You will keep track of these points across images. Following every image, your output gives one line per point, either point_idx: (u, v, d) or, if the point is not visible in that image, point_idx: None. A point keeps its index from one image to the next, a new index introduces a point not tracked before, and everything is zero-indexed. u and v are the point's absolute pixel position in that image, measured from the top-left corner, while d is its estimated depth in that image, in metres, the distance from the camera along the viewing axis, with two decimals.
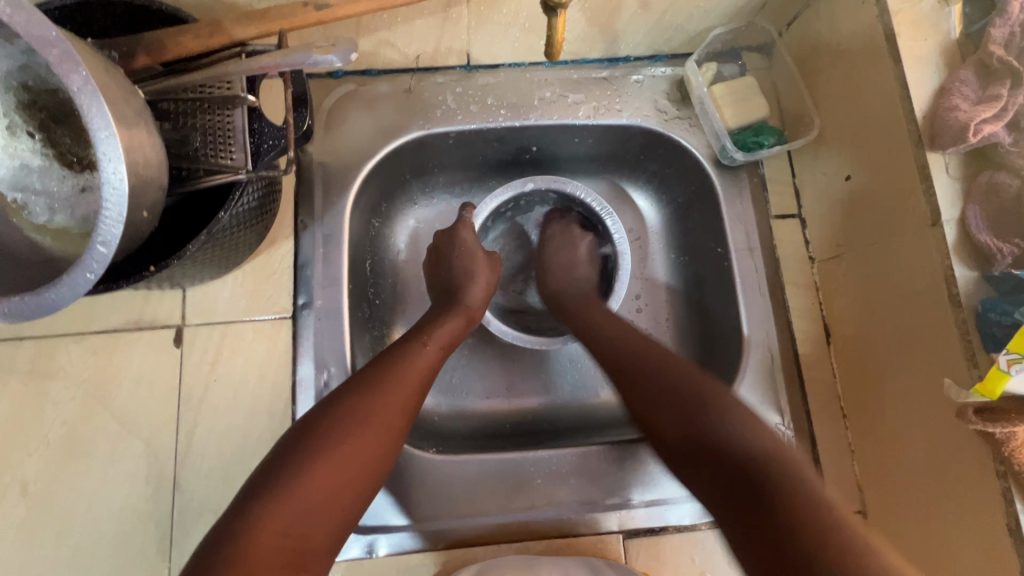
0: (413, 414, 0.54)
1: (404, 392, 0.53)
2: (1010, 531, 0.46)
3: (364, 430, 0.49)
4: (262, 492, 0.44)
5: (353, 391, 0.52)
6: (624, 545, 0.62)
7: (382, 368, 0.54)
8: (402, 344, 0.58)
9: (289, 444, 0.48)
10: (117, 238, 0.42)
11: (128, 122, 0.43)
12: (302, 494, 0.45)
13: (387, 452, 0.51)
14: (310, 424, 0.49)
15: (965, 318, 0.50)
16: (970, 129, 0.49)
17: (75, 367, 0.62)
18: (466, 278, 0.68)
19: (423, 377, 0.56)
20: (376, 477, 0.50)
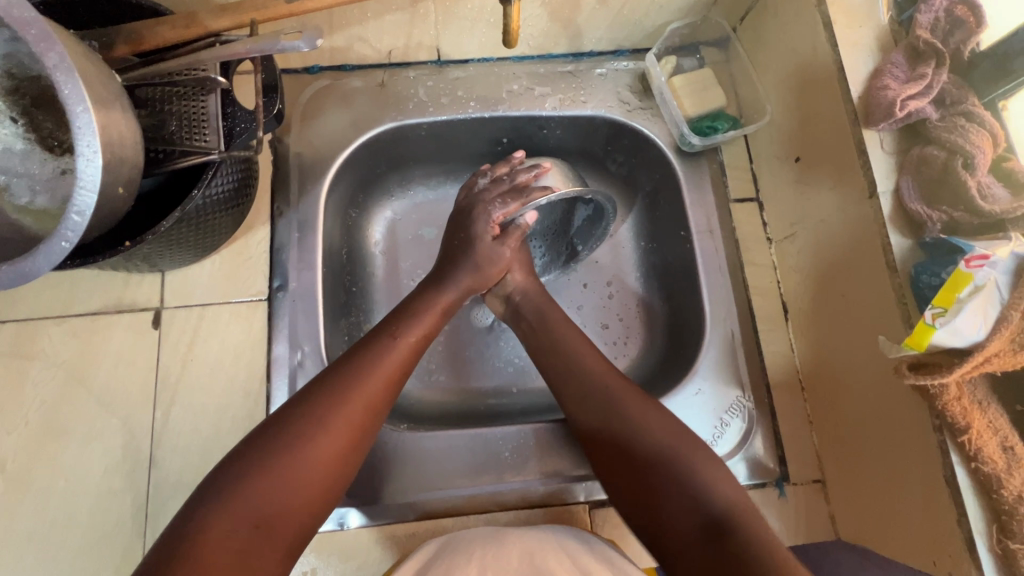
0: (380, 413, 0.55)
1: (368, 393, 0.54)
2: (947, 482, 0.49)
3: (325, 431, 0.51)
4: (217, 491, 0.46)
5: (315, 390, 0.53)
6: (591, 514, 0.65)
7: (348, 366, 0.55)
8: (373, 341, 0.59)
9: (251, 442, 0.50)
10: (92, 207, 0.44)
11: (106, 103, 0.46)
12: (257, 496, 0.47)
13: (351, 451, 0.52)
14: (271, 423, 0.51)
15: (901, 282, 0.53)
16: (898, 105, 0.53)
17: (55, 349, 0.64)
18: (457, 265, 0.68)
19: (391, 376, 0.57)
20: (340, 477, 0.52)
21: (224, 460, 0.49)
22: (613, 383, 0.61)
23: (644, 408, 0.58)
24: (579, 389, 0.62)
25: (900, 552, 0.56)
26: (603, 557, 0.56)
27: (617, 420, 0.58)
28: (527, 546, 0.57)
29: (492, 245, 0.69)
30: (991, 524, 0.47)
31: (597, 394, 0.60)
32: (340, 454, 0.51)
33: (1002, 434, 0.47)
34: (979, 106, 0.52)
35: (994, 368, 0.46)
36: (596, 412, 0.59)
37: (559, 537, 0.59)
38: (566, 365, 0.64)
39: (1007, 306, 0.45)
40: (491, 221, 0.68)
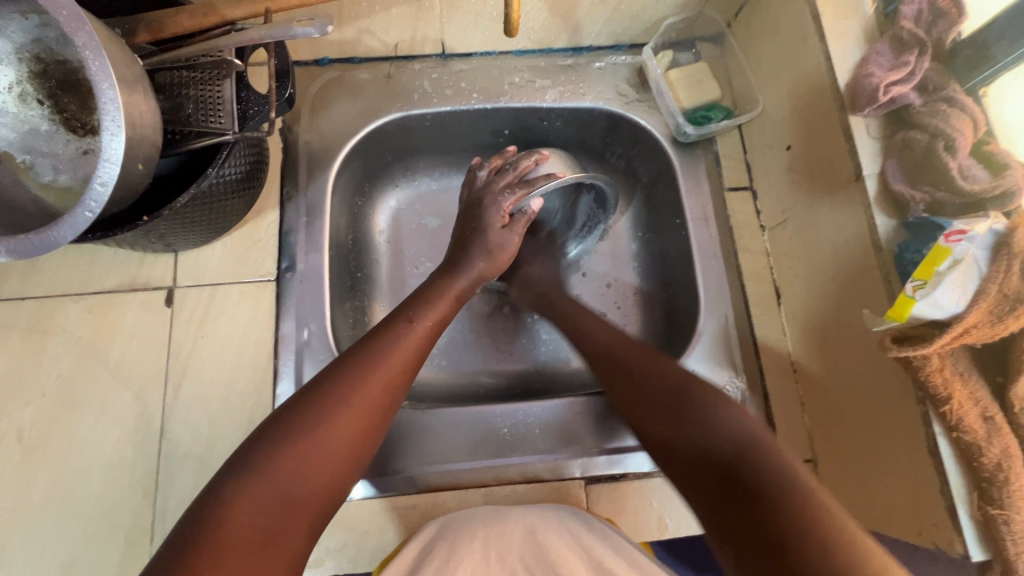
0: (398, 394, 0.57)
1: (387, 373, 0.56)
2: (930, 452, 0.51)
3: (345, 408, 0.52)
4: (241, 468, 0.47)
5: (334, 372, 0.54)
6: (586, 491, 0.66)
7: (365, 349, 0.57)
8: (389, 327, 0.60)
9: (274, 421, 0.50)
10: (114, 179, 0.47)
11: (129, 85, 0.49)
12: (281, 473, 0.47)
13: (370, 430, 0.53)
14: (292, 403, 0.52)
15: (885, 261, 0.55)
16: (881, 90, 0.55)
17: (72, 324, 0.66)
18: (475, 252, 0.70)
19: (407, 360, 0.58)
20: (360, 454, 0.52)
21: (245, 443, 0.49)
22: (636, 347, 0.62)
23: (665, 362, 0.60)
24: (613, 347, 0.63)
25: (887, 525, 0.57)
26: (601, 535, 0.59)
27: (640, 374, 0.59)
28: (529, 523, 0.59)
29: (502, 233, 0.71)
30: (972, 492, 0.49)
31: (629, 353, 0.62)
32: (361, 433, 0.52)
33: (982, 404, 0.49)
34: (960, 93, 0.54)
35: (972, 340, 0.48)
36: (623, 368, 0.61)
37: (557, 514, 0.61)
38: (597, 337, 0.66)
39: (985, 280, 0.47)
40: (501, 210, 0.71)
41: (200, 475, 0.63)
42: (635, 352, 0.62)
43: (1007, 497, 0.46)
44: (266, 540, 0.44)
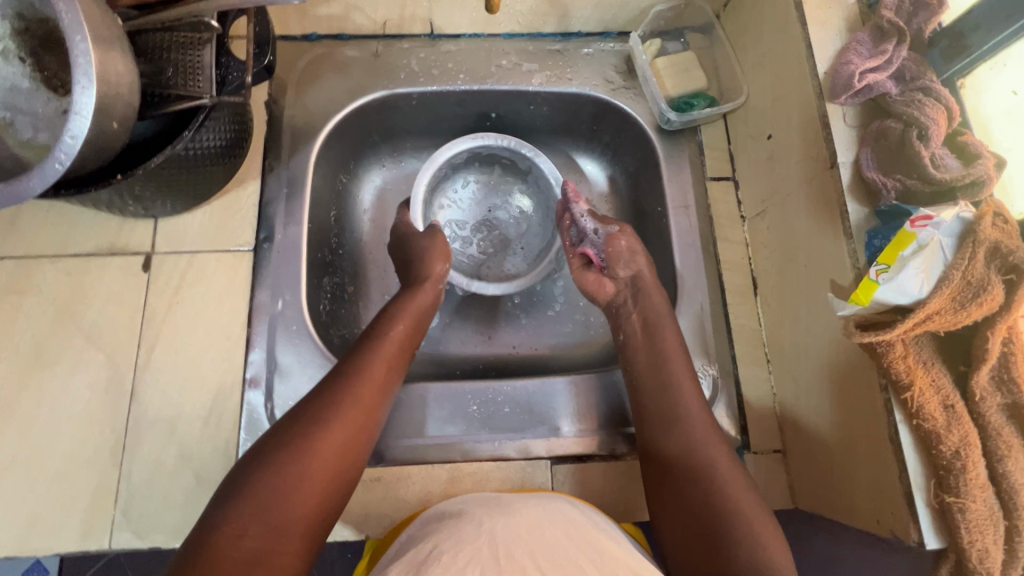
0: (374, 413, 0.58)
1: (366, 388, 0.57)
2: (891, 439, 0.50)
3: (324, 423, 0.53)
4: (226, 498, 0.48)
5: (314, 391, 0.57)
6: (551, 471, 0.66)
7: (342, 366, 0.59)
8: (363, 344, 0.62)
9: (261, 444, 0.52)
10: (84, 133, 0.48)
11: (104, 42, 0.49)
12: (267, 491, 0.48)
13: (355, 442, 0.55)
14: (275, 429, 0.53)
15: (855, 248, 0.55)
16: (856, 77, 0.55)
17: (49, 285, 0.67)
18: (424, 256, 0.71)
19: (383, 373, 0.60)
20: (344, 475, 0.53)
21: (231, 474, 0.51)
22: (660, 400, 0.63)
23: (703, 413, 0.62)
24: (661, 401, 0.63)
25: (851, 514, 0.57)
26: (613, 538, 0.55)
27: (679, 442, 0.60)
28: (537, 517, 0.54)
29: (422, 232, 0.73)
30: (931, 480, 0.48)
31: (680, 416, 0.61)
32: (344, 448, 0.53)
33: (944, 392, 0.48)
34: (936, 82, 0.54)
35: (935, 327, 0.48)
36: (675, 432, 0.61)
37: (563, 509, 0.57)
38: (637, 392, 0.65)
39: (949, 266, 0.47)
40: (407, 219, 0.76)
41: (168, 440, 0.63)
42: (686, 415, 0.61)
43: (964, 486, 0.46)
44: (258, 562, 0.45)
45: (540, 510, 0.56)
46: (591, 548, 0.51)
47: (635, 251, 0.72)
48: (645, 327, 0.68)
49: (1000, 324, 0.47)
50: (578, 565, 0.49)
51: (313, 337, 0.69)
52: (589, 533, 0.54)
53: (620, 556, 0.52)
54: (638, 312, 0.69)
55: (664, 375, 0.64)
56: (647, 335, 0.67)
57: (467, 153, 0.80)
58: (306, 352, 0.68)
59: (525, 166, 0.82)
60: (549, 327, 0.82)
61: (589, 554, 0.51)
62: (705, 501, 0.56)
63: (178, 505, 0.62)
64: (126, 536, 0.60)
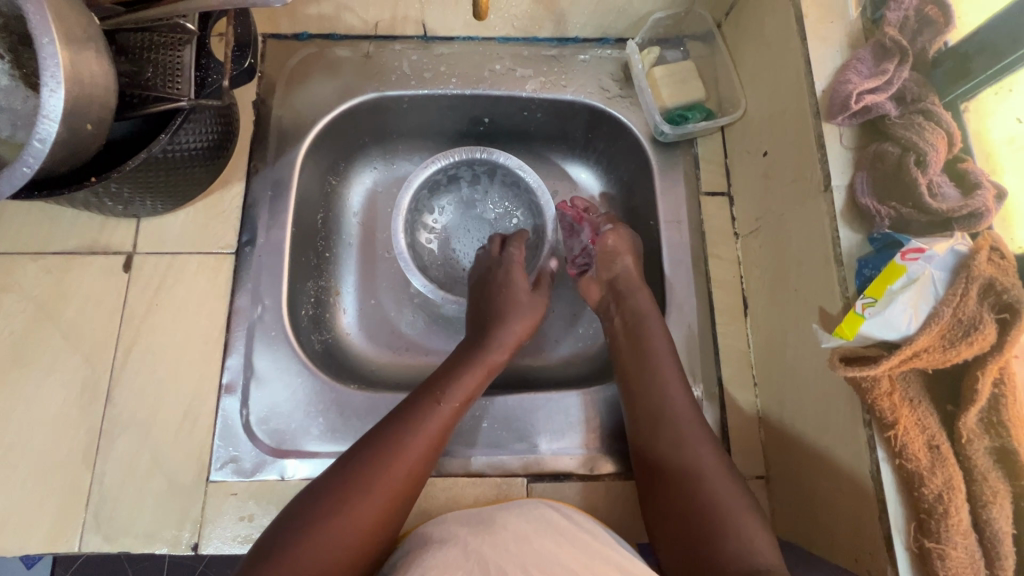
0: (421, 478, 0.56)
1: (416, 453, 0.56)
2: (872, 478, 0.49)
3: (368, 492, 0.52)
4: (262, 554, 0.48)
5: (363, 449, 0.56)
6: (528, 489, 0.64)
7: (395, 424, 0.57)
8: (418, 400, 0.60)
9: (304, 502, 0.52)
10: (53, 137, 0.47)
11: (78, 43, 0.48)
12: (300, 559, 0.48)
13: (396, 511, 0.54)
14: (321, 485, 0.53)
15: (845, 276, 0.53)
16: (853, 98, 0.53)
17: (29, 282, 0.66)
18: (507, 317, 0.70)
19: (435, 438, 0.58)
20: (383, 537, 0.53)
21: (271, 527, 0.51)
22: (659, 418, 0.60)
23: (691, 413, 0.61)
24: (645, 399, 0.62)
25: (830, 549, 0.55)
26: (605, 542, 0.55)
27: (667, 436, 0.59)
28: (523, 529, 0.53)
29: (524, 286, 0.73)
30: (911, 522, 0.47)
31: (670, 413, 0.60)
32: (385, 514, 0.53)
33: (930, 432, 0.46)
34: (938, 106, 0.52)
35: (923, 364, 0.46)
36: (663, 429, 0.60)
37: (540, 512, 0.57)
38: (635, 397, 0.63)
39: (939, 302, 0.45)
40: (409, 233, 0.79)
41: (141, 444, 0.63)
42: (673, 414, 0.60)
43: (945, 531, 0.44)
44: None
45: (524, 520, 0.55)
46: (576, 547, 0.52)
47: (619, 250, 0.72)
48: (626, 331, 0.68)
49: (990, 365, 0.45)
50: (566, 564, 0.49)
51: (292, 344, 0.68)
52: (574, 534, 0.54)
53: (604, 550, 0.53)
54: (618, 319, 0.69)
55: (648, 376, 0.63)
56: (631, 341, 0.67)
57: (428, 184, 0.80)
58: (284, 358, 0.67)
59: (489, 177, 0.82)
60: (535, 338, 0.80)
61: (576, 554, 0.51)
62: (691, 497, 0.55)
63: (150, 510, 0.61)
64: (96, 540, 0.60)
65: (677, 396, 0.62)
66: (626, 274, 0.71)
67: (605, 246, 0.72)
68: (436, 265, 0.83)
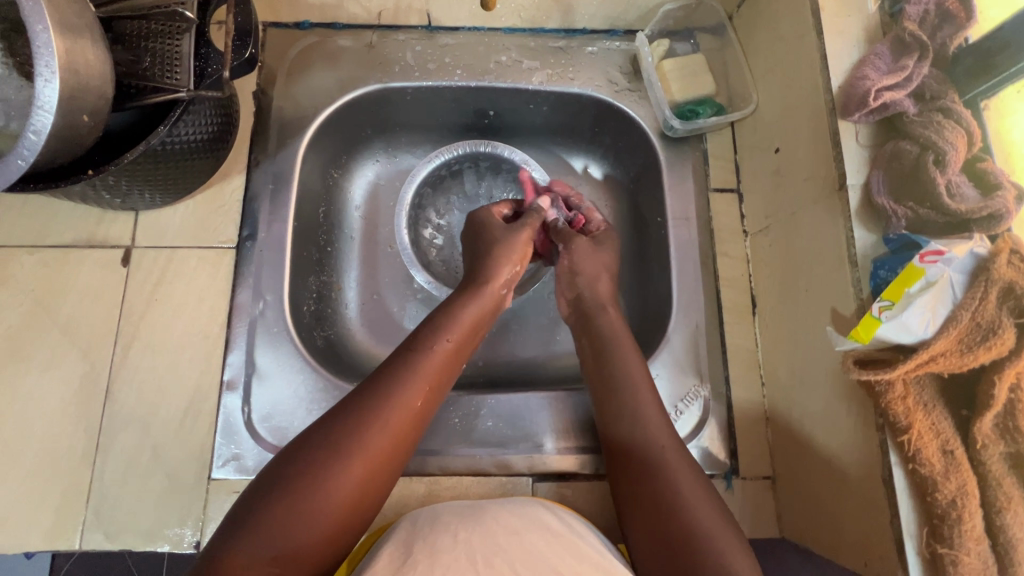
0: (407, 438, 0.54)
1: (399, 413, 0.54)
2: (884, 481, 0.48)
3: (351, 451, 0.50)
4: (240, 520, 0.47)
5: (346, 408, 0.53)
6: (533, 488, 0.65)
7: (379, 383, 0.55)
8: (396, 363, 0.57)
9: (282, 462, 0.50)
10: (48, 129, 0.46)
11: (73, 31, 0.46)
12: (280, 520, 0.46)
13: (377, 475, 0.52)
14: (302, 444, 0.51)
15: (859, 277, 0.52)
16: (872, 94, 0.52)
17: (26, 276, 0.65)
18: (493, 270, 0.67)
19: (419, 396, 0.56)
20: (367, 500, 0.51)
21: (248, 491, 0.49)
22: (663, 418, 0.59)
23: (665, 430, 0.58)
24: (615, 422, 0.60)
25: (839, 552, 0.55)
26: (588, 542, 0.54)
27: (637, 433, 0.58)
28: (513, 526, 0.53)
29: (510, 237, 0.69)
30: (923, 528, 0.46)
31: (643, 443, 0.57)
32: (369, 475, 0.51)
33: (943, 437, 0.46)
34: (958, 104, 0.51)
35: (939, 369, 0.45)
36: (638, 453, 0.57)
37: (536, 513, 0.56)
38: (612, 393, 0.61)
39: (957, 306, 0.44)
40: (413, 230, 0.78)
41: (141, 441, 0.62)
42: (644, 414, 0.59)
43: (957, 537, 0.44)
44: None
45: (516, 517, 0.55)
46: (564, 548, 0.51)
47: (574, 271, 0.70)
48: (595, 353, 0.64)
49: (1008, 369, 0.44)
50: (550, 562, 0.48)
51: (294, 341, 0.67)
52: (563, 535, 0.54)
53: (589, 553, 0.52)
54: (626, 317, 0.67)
55: (644, 381, 0.61)
56: (597, 364, 0.64)
57: (431, 180, 0.79)
58: (285, 355, 0.66)
59: (493, 175, 0.82)
60: (540, 334, 0.79)
61: (567, 558, 0.50)
62: (668, 525, 0.52)
63: (152, 508, 0.61)
64: (97, 537, 0.59)
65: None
66: (586, 296, 0.69)
67: (561, 266, 0.71)
68: (440, 260, 0.81)
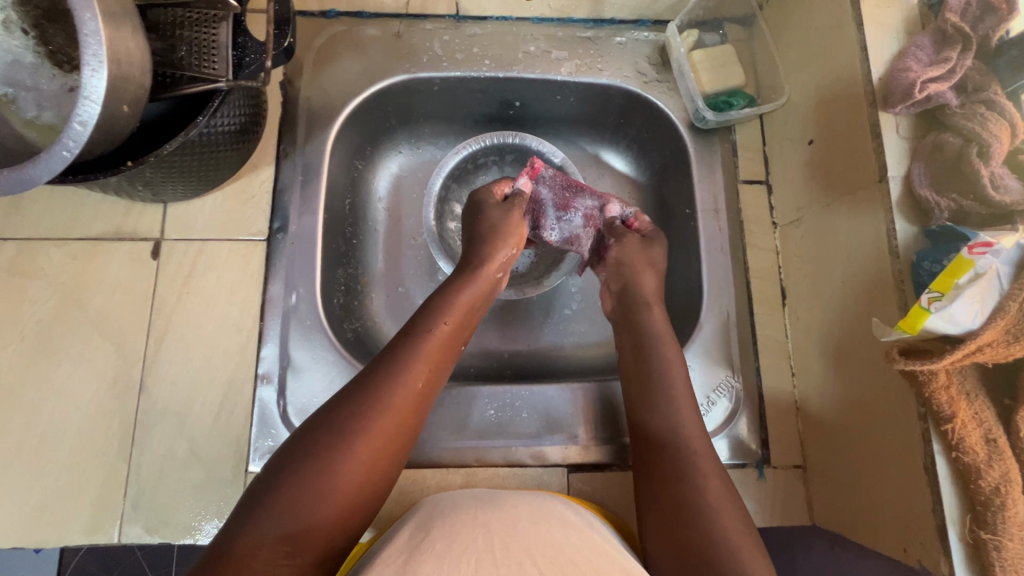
0: (413, 419, 0.54)
1: (404, 393, 0.53)
2: (926, 470, 0.49)
3: (358, 431, 0.50)
4: (252, 502, 0.47)
5: (352, 391, 0.53)
6: (568, 479, 0.65)
7: (382, 365, 0.55)
8: (398, 346, 0.57)
9: (292, 446, 0.50)
10: (94, 119, 0.45)
11: (116, 19, 0.45)
12: (292, 500, 0.46)
13: (384, 458, 0.51)
14: (310, 428, 0.51)
15: (901, 269, 0.52)
16: (917, 86, 0.52)
17: (55, 269, 0.64)
18: (492, 251, 0.66)
19: (421, 377, 0.55)
20: (379, 480, 0.51)
21: (262, 474, 0.49)
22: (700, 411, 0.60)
23: (693, 425, 0.59)
24: (650, 423, 0.60)
25: (876, 538, 0.56)
26: (605, 538, 0.54)
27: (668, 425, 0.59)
28: (532, 517, 0.52)
29: (505, 216, 0.68)
30: (966, 514, 0.47)
31: (678, 442, 0.57)
32: (379, 456, 0.51)
33: (986, 426, 0.47)
34: (1001, 96, 0.51)
35: (984, 358, 0.46)
36: (664, 459, 0.57)
37: (556, 507, 0.56)
38: (653, 386, 0.61)
39: (1005, 296, 0.45)
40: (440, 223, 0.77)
41: (177, 434, 0.62)
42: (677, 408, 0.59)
43: (1002, 523, 0.45)
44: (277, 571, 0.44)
45: (536, 509, 0.55)
46: (583, 545, 0.51)
47: (623, 262, 0.69)
48: (634, 344, 0.65)
49: None
50: (573, 560, 0.48)
51: (327, 333, 0.67)
52: (584, 530, 0.53)
53: (611, 553, 0.51)
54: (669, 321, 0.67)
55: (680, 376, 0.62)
56: (635, 361, 0.64)
57: (456, 170, 0.78)
58: (319, 348, 0.66)
59: (517, 167, 0.81)
60: (568, 326, 0.79)
61: (585, 552, 0.49)
62: (687, 531, 0.51)
63: (189, 501, 0.61)
64: (135, 530, 0.59)
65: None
66: (636, 285, 0.68)
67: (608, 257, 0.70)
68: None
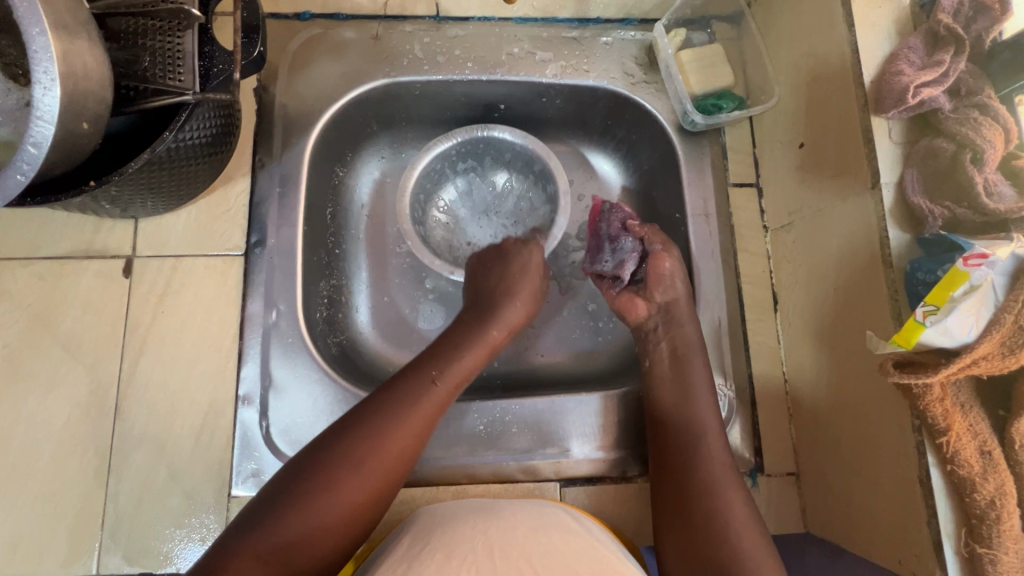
0: (414, 455, 0.55)
1: (407, 430, 0.54)
2: (921, 483, 0.48)
3: (359, 464, 0.51)
4: (247, 524, 0.48)
5: (357, 419, 0.54)
6: (561, 493, 0.64)
7: (388, 397, 0.56)
8: (407, 380, 0.58)
9: (291, 470, 0.51)
10: (49, 139, 0.43)
11: (69, 32, 0.42)
12: (285, 525, 0.47)
13: (374, 499, 0.52)
14: (312, 453, 0.52)
15: (895, 278, 0.51)
16: (910, 91, 0.50)
17: (20, 290, 0.61)
18: (505, 296, 0.67)
19: (428, 419, 0.56)
20: (373, 512, 0.52)
21: (261, 493, 0.51)
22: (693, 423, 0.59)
23: None
24: (676, 440, 0.60)
25: (869, 549, 0.55)
26: (604, 544, 0.53)
27: (688, 439, 0.60)
28: (530, 523, 0.52)
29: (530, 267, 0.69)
30: (960, 527, 0.47)
31: (700, 456, 0.58)
32: (375, 490, 0.52)
33: (981, 438, 0.46)
34: (994, 100, 0.50)
35: (980, 371, 0.45)
36: (685, 471, 0.58)
37: (556, 514, 0.55)
38: (683, 402, 0.62)
39: (1000, 308, 0.44)
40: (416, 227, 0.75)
41: (156, 459, 0.60)
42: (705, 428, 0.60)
43: (996, 536, 0.44)
44: None
45: (534, 517, 0.54)
46: (579, 545, 0.50)
47: (676, 276, 0.67)
48: (672, 356, 0.65)
49: None
50: (569, 564, 0.47)
51: (311, 351, 0.65)
52: (581, 535, 0.52)
53: (608, 558, 0.50)
54: (668, 339, 0.65)
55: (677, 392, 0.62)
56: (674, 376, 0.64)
57: (431, 173, 0.76)
58: (302, 366, 0.64)
59: (491, 163, 0.78)
60: (559, 334, 0.77)
61: (585, 560, 0.48)
62: (712, 554, 0.52)
63: (171, 528, 0.59)
64: (115, 560, 0.57)
65: (697, 412, 0.62)
66: (680, 301, 0.67)
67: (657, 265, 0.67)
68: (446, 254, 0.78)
